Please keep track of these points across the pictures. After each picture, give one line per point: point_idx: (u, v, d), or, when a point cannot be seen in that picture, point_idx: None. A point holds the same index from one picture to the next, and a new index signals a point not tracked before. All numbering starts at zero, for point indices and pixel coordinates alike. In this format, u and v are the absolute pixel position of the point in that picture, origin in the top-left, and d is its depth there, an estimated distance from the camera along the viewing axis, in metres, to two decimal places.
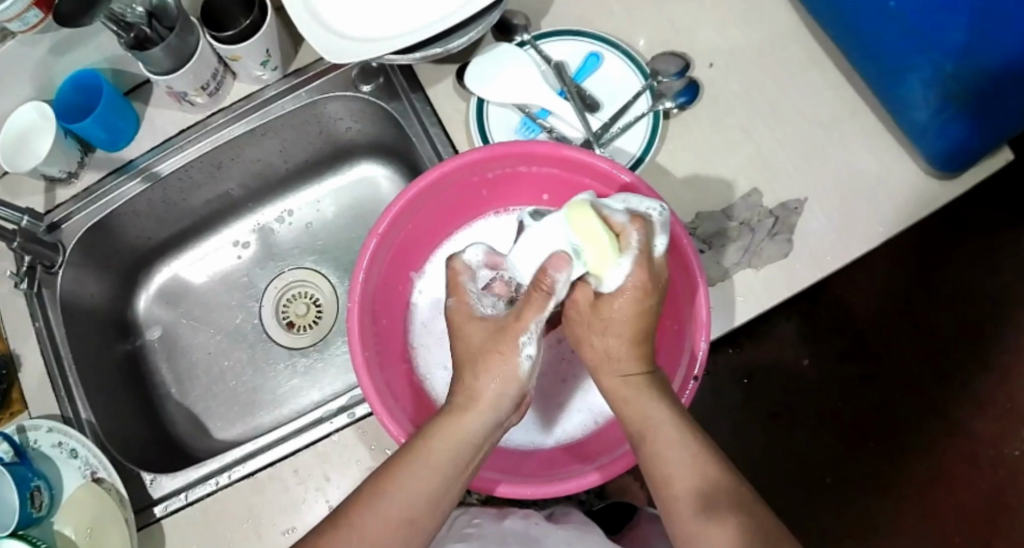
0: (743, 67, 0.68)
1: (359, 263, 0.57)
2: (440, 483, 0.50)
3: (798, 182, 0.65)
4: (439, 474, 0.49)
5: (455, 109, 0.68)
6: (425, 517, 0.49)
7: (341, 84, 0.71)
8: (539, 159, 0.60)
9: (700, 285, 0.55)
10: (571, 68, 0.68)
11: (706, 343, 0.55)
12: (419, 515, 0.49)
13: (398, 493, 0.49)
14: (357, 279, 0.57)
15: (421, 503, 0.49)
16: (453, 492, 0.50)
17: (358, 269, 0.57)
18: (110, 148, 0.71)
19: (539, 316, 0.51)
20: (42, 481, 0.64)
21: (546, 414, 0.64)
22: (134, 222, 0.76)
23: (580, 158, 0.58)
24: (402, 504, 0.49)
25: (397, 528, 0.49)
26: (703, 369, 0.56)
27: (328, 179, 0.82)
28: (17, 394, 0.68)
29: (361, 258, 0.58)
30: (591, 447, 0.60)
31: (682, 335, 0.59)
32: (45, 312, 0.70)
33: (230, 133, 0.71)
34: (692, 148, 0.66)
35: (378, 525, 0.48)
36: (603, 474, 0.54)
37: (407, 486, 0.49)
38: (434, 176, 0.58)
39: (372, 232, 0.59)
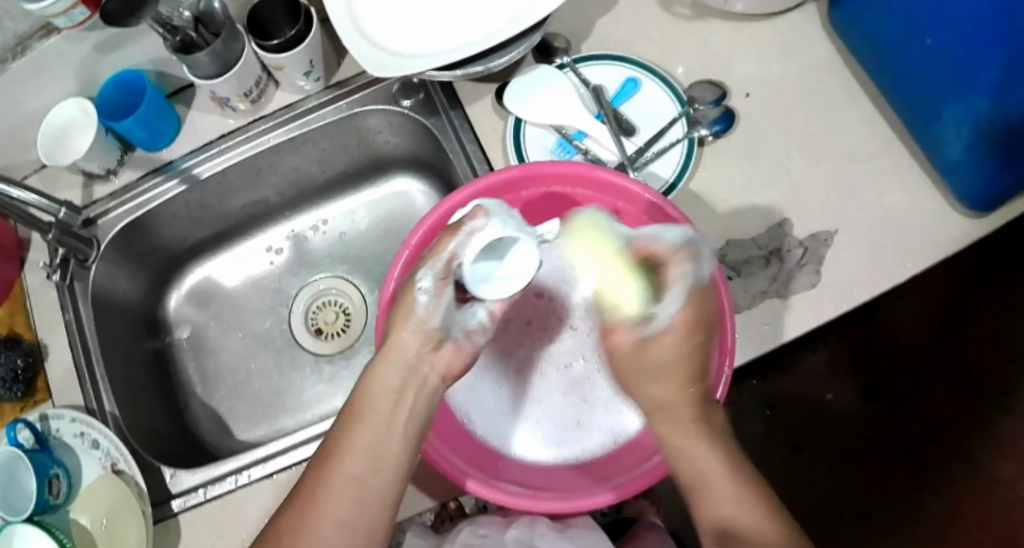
0: (780, 98, 0.68)
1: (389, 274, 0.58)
2: (375, 435, 0.53)
3: (832, 215, 0.65)
4: (369, 431, 0.53)
5: (493, 127, 0.69)
6: (370, 476, 0.52)
7: (382, 97, 0.72)
8: (572, 180, 0.61)
9: (726, 311, 0.54)
10: (609, 92, 0.69)
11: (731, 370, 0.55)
12: (360, 472, 0.52)
13: (346, 449, 0.52)
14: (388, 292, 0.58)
15: (361, 461, 0.52)
16: (388, 437, 0.53)
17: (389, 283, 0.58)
18: (149, 147, 0.72)
19: (437, 257, 0.52)
20: (61, 469, 0.64)
21: (563, 435, 0.63)
22: (170, 222, 0.77)
23: (615, 182, 0.59)
24: (343, 464, 0.52)
25: (343, 492, 0.51)
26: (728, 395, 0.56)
27: (361, 190, 0.83)
28: (41, 382, 0.69)
29: (391, 268, 0.58)
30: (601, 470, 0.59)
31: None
32: (76, 304, 0.71)
33: (268, 141, 0.72)
34: (727, 177, 0.67)
35: (325, 492, 0.51)
36: (617, 494, 0.54)
37: (345, 449, 0.52)
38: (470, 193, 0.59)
39: (403, 244, 0.59)
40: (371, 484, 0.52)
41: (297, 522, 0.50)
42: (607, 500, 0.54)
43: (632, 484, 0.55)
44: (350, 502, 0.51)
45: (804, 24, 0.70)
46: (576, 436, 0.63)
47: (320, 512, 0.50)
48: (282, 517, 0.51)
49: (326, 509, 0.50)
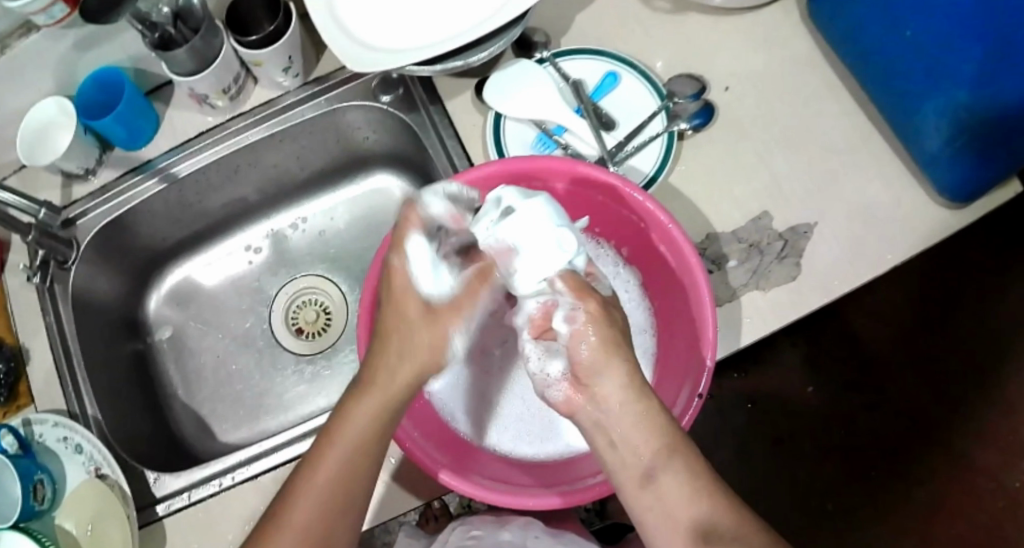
0: (758, 92, 0.68)
1: (369, 270, 0.58)
2: (352, 470, 0.51)
3: (810, 209, 0.65)
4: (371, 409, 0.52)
5: (472, 123, 0.69)
6: (374, 454, 0.52)
7: (361, 93, 0.71)
8: (553, 175, 0.61)
9: (708, 309, 0.56)
10: (589, 86, 0.69)
11: (712, 362, 0.56)
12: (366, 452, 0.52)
13: (344, 436, 0.52)
14: (369, 288, 0.57)
15: (367, 440, 0.52)
16: (369, 469, 0.52)
17: (368, 282, 0.57)
18: (128, 147, 0.72)
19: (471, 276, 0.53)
20: (45, 475, 0.65)
21: (529, 436, 0.63)
22: (149, 221, 0.76)
23: (595, 175, 0.59)
24: (346, 448, 0.52)
25: (347, 471, 0.51)
26: (709, 388, 0.56)
27: (342, 187, 0.82)
28: (23, 387, 0.69)
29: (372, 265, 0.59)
30: (553, 474, 0.59)
31: (688, 355, 0.59)
32: (56, 307, 0.71)
33: (248, 138, 0.72)
34: (706, 170, 0.67)
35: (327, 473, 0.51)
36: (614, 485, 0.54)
37: (345, 433, 0.52)
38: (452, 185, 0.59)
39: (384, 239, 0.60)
40: (347, 516, 0.51)
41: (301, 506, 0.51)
42: (553, 502, 0.54)
43: (579, 491, 0.54)
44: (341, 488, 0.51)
45: (781, 19, 0.70)
46: (551, 436, 0.63)
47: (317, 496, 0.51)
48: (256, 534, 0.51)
49: (326, 495, 0.51)
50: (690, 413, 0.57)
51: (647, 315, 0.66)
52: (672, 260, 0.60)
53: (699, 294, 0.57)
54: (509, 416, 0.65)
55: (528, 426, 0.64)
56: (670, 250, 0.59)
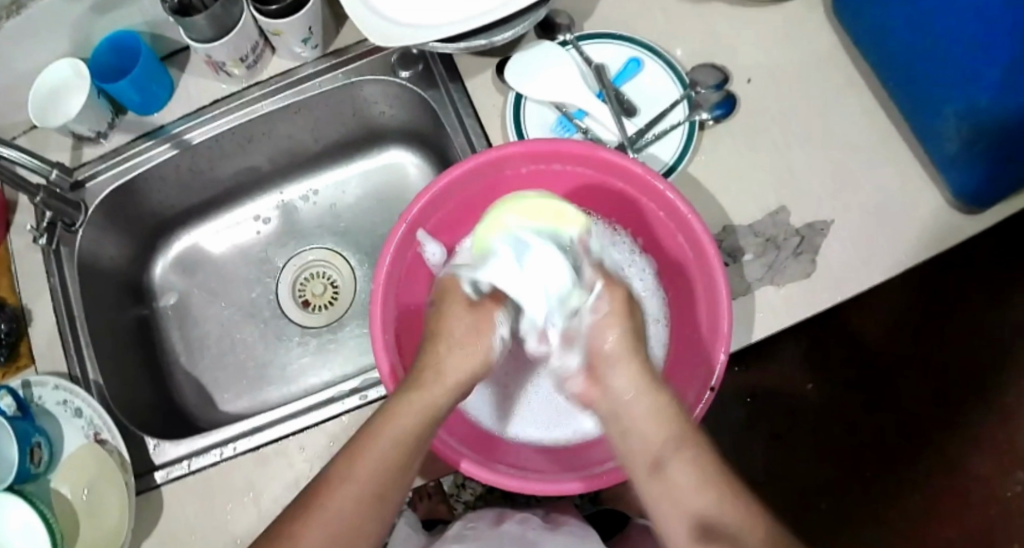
0: (781, 85, 0.68)
1: (387, 245, 0.59)
2: (393, 472, 0.51)
3: (826, 206, 0.65)
4: (406, 424, 0.52)
5: (492, 102, 0.67)
6: (398, 468, 0.51)
7: (380, 68, 0.70)
8: (575, 159, 0.61)
9: (724, 299, 0.55)
10: (611, 71, 0.67)
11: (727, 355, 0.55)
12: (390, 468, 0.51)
13: (376, 447, 0.51)
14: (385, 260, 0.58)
15: (398, 454, 0.52)
16: (415, 459, 0.52)
17: (387, 250, 0.59)
18: (141, 111, 0.71)
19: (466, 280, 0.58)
20: (43, 437, 0.66)
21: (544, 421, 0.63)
22: (159, 188, 0.75)
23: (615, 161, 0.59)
24: (375, 459, 0.51)
25: (368, 488, 0.50)
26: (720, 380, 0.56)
27: (356, 162, 0.81)
28: (24, 348, 0.69)
29: (389, 241, 0.59)
30: (571, 460, 0.59)
31: (702, 341, 0.60)
32: (62, 268, 0.70)
33: (261, 110, 0.71)
34: (727, 161, 0.67)
35: (349, 482, 0.50)
36: (584, 485, 0.54)
37: (376, 441, 0.51)
38: (476, 162, 0.59)
39: (401, 218, 0.60)
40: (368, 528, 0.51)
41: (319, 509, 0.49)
42: (574, 488, 0.54)
43: (600, 477, 0.55)
44: (367, 499, 0.50)
45: (807, 14, 0.70)
46: (558, 423, 0.63)
47: (337, 506, 0.50)
48: (284, 524, 0.49)
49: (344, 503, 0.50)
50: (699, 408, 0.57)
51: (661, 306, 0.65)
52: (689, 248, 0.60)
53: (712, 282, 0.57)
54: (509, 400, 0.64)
55: (534, 414, 0.64)
56: (688, 241, 0.59)
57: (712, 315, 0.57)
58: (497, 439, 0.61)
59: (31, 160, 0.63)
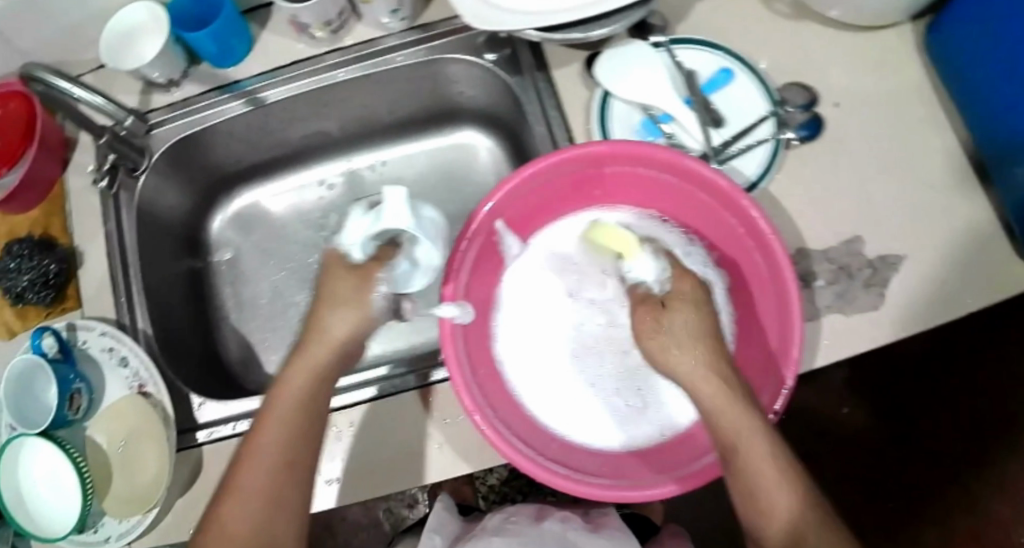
0: (868, 113, 0.68)
1: (461, 235, 0.61)
2: (287, 437, 0.54)
3: (900, 240, 0.65)
4: (291, 395, 0.55)
5: (578, 96, 0.66)
6: (298, 442, 0.54)
7: (466, 47, 0.69)
8: (658, 165, 0.61)
9: (796, 316, 0.56)
10: (701, 78, 0.67)
11: (792, 379, 0.56)
12: (286, 439, 0.54)
13: (270, 422, 0.54)
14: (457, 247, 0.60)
15: (302, 423, 0.55)
16: (311, 432, 0.55)
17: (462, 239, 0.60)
18: (216, 64, 0.69)
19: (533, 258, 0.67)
20: (83, 384, 0.65)
21: (622, 416, 0.64)
22: (226, 143, 0.74)
23: (699, 170, 0.59)
24: (264, 440, 0.54)
25: (269, 465, 0.53)
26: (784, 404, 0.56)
27: (425, 137, 0.80)
28: (72, 290, 0.67)
29: (464, 231, 0.61)
30: (656, 462, 0.61)
31: (772, 362, 0.60)
32: (119, 214, 0.68)
33: (337, 77, 0.69)
34: (809, 184, 0.66)
35: (253, 465, 0.53)
36: (683, 485, 0.55)
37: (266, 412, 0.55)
38: (558, 159, 0.60)
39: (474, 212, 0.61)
40: (280, 501, 0.53)
41: (234, 493, 0.53)
42: (671, 490, 0.55)
43: (693, 477, 0.56)
44: (275, 476, 0.53)
45: (901, 44, 0.69)
46: (636, 420, 0.64)
47: (246, 477, 0.53)
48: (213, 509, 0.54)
49: (258, 479, 0.53)
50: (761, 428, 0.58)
51: (727, 321, 0.64)
52: (764, 263, 0.60)
53: (787, 304, 0.57)
54: (563, 397, 0.65)
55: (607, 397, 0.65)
56: (766, 259, 0.59)
57: (787, 330, 0.57)
58: (550, 446, 0.62)
59: (104, 103, 0.61)
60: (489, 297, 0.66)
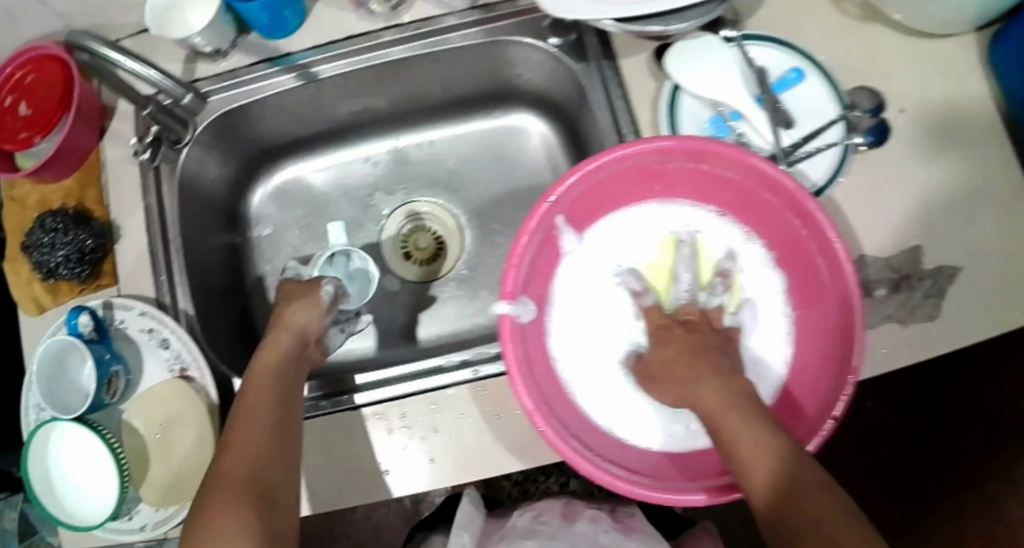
0: (933, 120, 0.67)
1: (524, 228, 0.57)
2: (278, 397, 0.54)
3: (958, 251, 0.64)
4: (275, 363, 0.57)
5: (646, 88, 0.64)
6: (286, 405, 0.54)
7: (530, 30, 0.66)
8: (724, 162, 0.58)
9: (858, 322, 0.53)
10: (773, 77, 0.65)
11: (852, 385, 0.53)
12: (278, 399, 0.54)
13: (257, 381, 0.55)
14: (522, 241, 0.57)
15: (279, 387, 0.55)
16: (296, 398, 0.56)
17: (524, 234, 0.57)
18: (267, 35, 0.65)
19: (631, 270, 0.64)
20: (121, 367, 0.62)
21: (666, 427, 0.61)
22: (272, 116, 0.70)
23: (764, 168, 0.56)
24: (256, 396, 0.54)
25: (263, 418, 0.52)
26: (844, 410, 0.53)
27: (475, 120, 0.78)
28: (108, 266, 0.64)
29: (527, 224, 0.57)
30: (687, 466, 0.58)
31: (827, 369, 0.57)
32: (159, 187, 0.65)
33: (391, 55, 0.67)
34: (872, 190, 0.66)
35: (246, 416, 0.52)
36: (710, 496, 0.53)
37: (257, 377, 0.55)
38: (625, 152, 0.57)
39: (536, 206, 0.57)
40: (276, 457, 0.51)
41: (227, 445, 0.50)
42: (699, 500, 0.53)
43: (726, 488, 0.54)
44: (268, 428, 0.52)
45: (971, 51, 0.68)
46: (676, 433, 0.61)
47: (242, 427, 0.51)
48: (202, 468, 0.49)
49: (251, 426, 0.51)
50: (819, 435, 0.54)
51: (787, 322, 0.62)
52: (825, 266, 0.56)
53: (850, 311, 0.54)
54: (613, 394, 0.63)
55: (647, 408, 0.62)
56: (829, 265, 0.56)
57: (846, 337, 0.55)
58: (599, 442, 0.59)
59: (162, 79, 0.60)
60: (546, 292, 0.63)
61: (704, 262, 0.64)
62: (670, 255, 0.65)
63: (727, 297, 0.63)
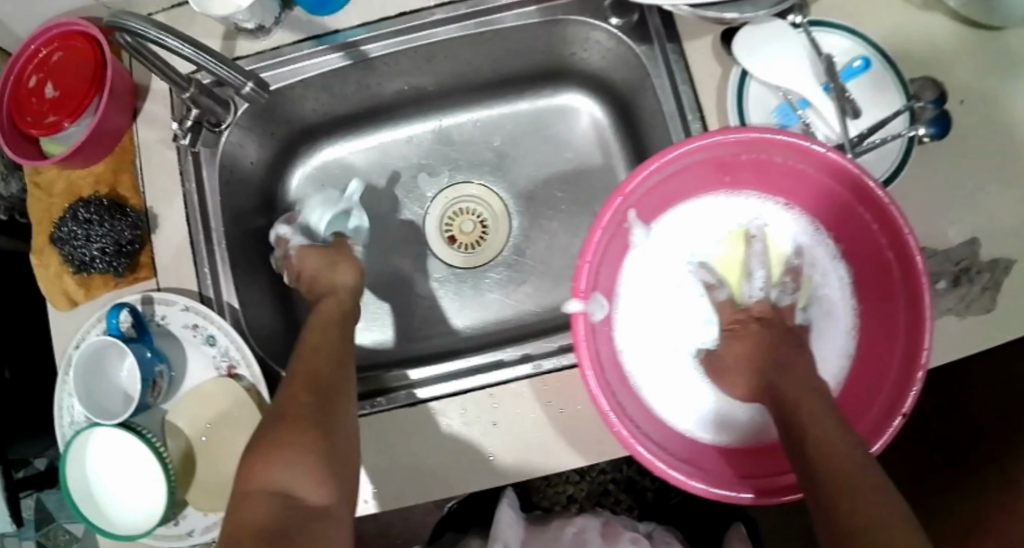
0: (996, 108, 0.65)
1: (599, 224, 0.54)
2: (339, 353, 0.56)
3: (1018, 243, 0.63)
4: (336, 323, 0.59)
5: (711, 73, 0.62)
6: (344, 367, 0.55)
7: (590, 10, 0.64)
8: (799, 155, 0.56)
9: (925, 317, 0.51)
10: (839, 65, 0.64)
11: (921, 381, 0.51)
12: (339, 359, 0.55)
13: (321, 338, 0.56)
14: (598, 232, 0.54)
15: (338, 343, 0.57)
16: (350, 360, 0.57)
17: (599, 228, 0.54)
18: (312, 10, 0.61)
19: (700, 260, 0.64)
20: (165, 365, 0.59)
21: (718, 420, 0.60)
22: (314, 96, 0.67)
23: (837, 162, 0.54)
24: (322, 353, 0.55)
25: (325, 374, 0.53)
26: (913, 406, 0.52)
27: (522, 102, 0.75)
28: (145, 257, 0.60)
29: (601, 218, 0.55)
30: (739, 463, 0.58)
31: (888, 364, 0.55)
32: (198, 172, 0.62)
33: (435, 36, 0.63)
34: (934, 180, 0.65)
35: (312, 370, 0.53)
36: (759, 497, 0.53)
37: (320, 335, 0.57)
38: (701, 143, 0.54)
39: (616, 194, 0.55)
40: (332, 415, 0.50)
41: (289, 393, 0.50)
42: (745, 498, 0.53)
43: (777, 489, 0.53)
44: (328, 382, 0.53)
45: None
46: (727, 424, 0.60)
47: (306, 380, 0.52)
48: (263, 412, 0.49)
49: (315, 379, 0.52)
50: (886, 432, 0.53)
51: (851, 316, 0.61)
52: (894, 262, 0.55)
53: (918, 308, 0.53)
54: (674, 383, 0.62)
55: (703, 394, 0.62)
56: (898, 260, 0.54)
57: (911, 334, 0.53)
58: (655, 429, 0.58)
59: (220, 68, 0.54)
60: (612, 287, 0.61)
61: (773, 256, 0.64)
62: (741, 250, 0.64)
63: (798, 294, 0.63)
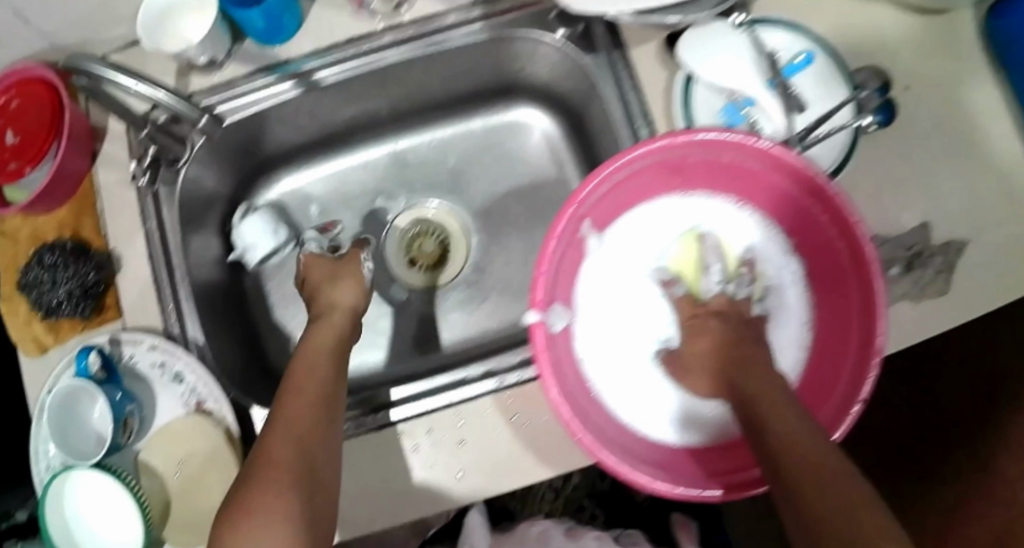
0: (939, 91, 0.64)
1: (552, 234, 0.56)
2: (326, 383, 0.55)
3: (970, 225, 0.62)
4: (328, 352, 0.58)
5: (657, 78, 0.63)
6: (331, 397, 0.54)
7: (536, 21, 0.64)
8: (743, 153, 0.57)
9: (880, 305, 0.51)
10: (784, 60, 0.65)
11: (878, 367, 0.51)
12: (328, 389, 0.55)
13: (308, 368, 0.56)
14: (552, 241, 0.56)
15: (329, 374, 0.56)
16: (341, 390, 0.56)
17: (552, 238, 0.56)
18: (264, 41, 0.63)
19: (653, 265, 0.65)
20: (134, 404, 0.60)
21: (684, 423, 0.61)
22: (273, 126, 0.69)
23: (781, 156, 0.55)
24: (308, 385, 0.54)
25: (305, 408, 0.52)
26: (869, 393, 0.52)
27: (480, 115, 0.76)
28: (110, 298, 0.61)
29: (555, 227, 0.56)
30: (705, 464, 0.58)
31: (848, 354, 0.56)
32: (159, 211, 0.63)
33: (384, 60, 0.65)
34: (883, 166, 0.64)
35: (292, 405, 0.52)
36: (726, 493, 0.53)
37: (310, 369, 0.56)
38: (646, 148, 0.55)
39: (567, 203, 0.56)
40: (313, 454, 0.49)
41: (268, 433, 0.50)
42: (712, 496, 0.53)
43: (743, 485, 0.53)
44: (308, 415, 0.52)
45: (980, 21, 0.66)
46: (691, 424, 0.60)
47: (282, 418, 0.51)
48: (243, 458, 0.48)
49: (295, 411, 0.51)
50: (844, 423, 0.53)
51: (808, 308, 0.61)
52: (846, 250, 0.55)
53: (871, 297, 0.53)
54: (637, 383, 0.62)
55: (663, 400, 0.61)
56: (850, 250, 0.55)
57: (864, 320, 0.54)
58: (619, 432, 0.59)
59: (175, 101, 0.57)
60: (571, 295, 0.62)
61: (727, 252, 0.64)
62: (695, 250, 0.64)
63: (753, 287, 0.63)
